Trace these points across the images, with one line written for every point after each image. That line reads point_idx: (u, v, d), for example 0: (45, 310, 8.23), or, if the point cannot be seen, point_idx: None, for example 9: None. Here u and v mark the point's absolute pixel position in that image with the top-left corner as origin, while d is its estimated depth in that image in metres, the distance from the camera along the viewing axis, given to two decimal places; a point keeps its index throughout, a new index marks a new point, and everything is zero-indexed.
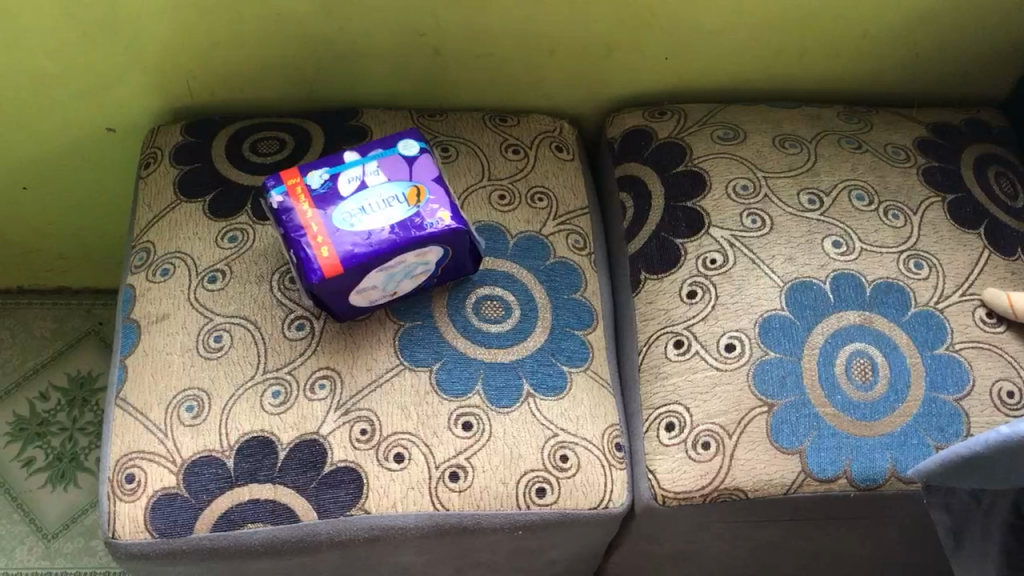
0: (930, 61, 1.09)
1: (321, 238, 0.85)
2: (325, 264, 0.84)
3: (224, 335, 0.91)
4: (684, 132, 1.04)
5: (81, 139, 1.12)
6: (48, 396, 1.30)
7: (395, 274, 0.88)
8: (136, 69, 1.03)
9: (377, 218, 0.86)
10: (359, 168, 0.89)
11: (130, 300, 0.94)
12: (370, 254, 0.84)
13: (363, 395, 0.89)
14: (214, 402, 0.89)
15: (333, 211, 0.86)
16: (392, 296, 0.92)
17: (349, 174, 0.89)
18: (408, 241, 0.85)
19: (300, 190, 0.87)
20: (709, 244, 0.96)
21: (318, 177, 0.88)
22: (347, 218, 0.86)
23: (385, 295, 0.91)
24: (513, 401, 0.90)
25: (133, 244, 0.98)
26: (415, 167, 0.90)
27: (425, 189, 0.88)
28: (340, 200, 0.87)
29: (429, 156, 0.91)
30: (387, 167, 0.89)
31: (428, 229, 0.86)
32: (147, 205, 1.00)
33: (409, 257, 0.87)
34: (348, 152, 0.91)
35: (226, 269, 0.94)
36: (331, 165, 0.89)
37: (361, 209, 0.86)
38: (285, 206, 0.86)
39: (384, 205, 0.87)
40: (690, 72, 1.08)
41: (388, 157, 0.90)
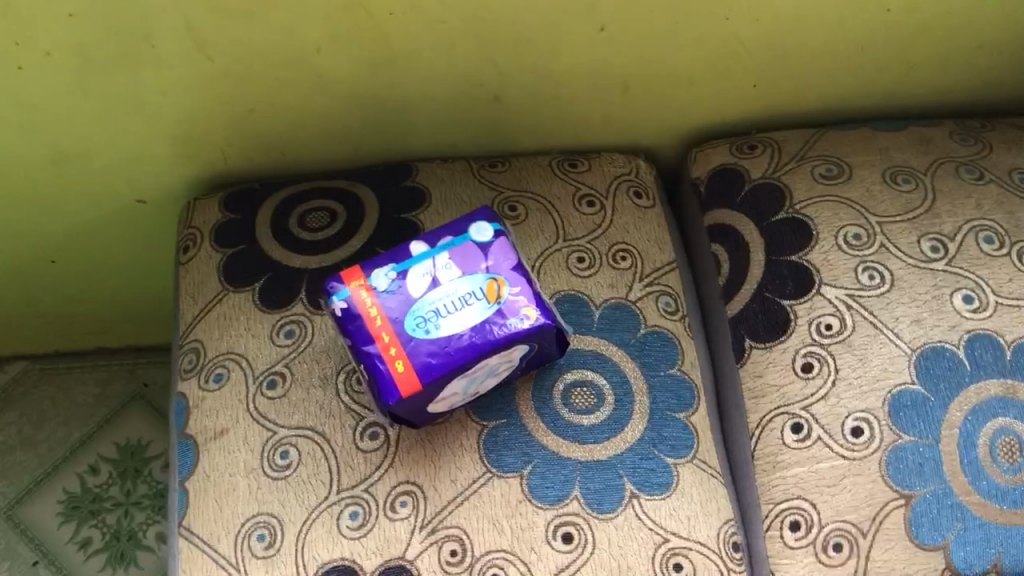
0: None
1: (394, 351, 0.75)
2: (402, 380, 0.74)
3: (291, 450, 0.83)
4: (780, 169, 0.93)
5: (110, 211, 1.02)
6: (98, 469, 1.22)
7: (477, 376, 0.78)
8: (164, 140, 0.93)
9: (456, 321, 0.76)
10: (429, 262, 0.79)
11: (184, 412, 0.86)
12: (451, 364, 0.74)
13: (449, 510, 0.80)
14: (288, 527, 0.80)
15: (405, 317, 0.76)
16: (473, 395, 0.82)
17: (419, 269, 0.79)
18: (493, 344, 0.75)
19: (365, 294, 0.77)
20: (822, 306, 0.85)
21: (385, 276, 0.78)
22: (421, 322, 0.76)
23: (467, 396, 0.81)
24: (617, 504, 0.81)
25: (180, 342, 0.89)
26: (492, 256, 0.79)
27: (506, 281, 0.78)
28: (413, 302, 0.77)
29: (506, 240, 0.80)
30: (460, 257, 0.79)
31: (515, 328, 0.76)
32: (190, 297, 0.91)
33: (494, 359, 0.77)
34: (414, 242, 0.80)
35: (286, 371, 0.85)
36: (397, 260, 0.79)
37: (437, 311, 0.76)
38: (351, 312, 0.77)
39: (461, 304, 0.77)
40: (781, 98, 0.96)
41: (460, 245, 0.80)
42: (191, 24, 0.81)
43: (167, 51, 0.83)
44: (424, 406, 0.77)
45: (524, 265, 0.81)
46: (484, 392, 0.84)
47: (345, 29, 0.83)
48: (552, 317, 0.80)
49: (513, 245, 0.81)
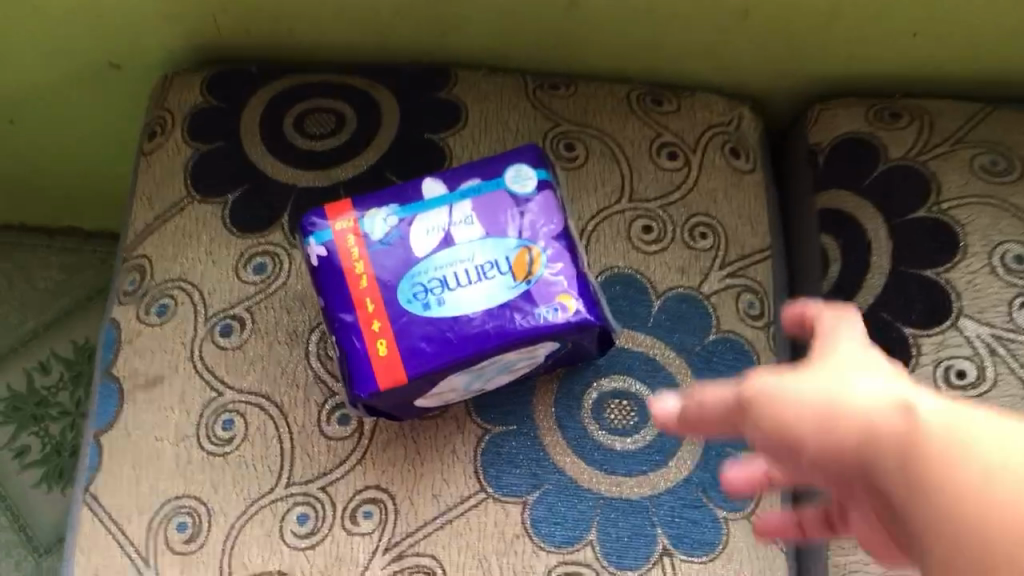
0: None
1: (378, 324, 0.56)
2: (380, 367, 0.55)
3: (236, 421, 0.64)
4: (928, 151, 0.70)
5: (77, 72, 0.82)
6: (48, 368, 1.05)
7: (485, 371, 0.59)
8: None
9: (466, 301, 0.56)
10: (444, 211, 0.58)
11: (112, 346, 0.67)
12: (449, 358, 0.55)
13: (424, 533, 0.62)
14: (217, 519, 0.62)
15: (400, 281, 0.57)
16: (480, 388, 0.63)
17: (428, 219, 0.58)
18: (510, 341, 0.55)
19: (353, 242, 0.57)
20: (956, 345, 0.64)
21: (383, 222, 0.58)
22: (419, 295, 0.56)
23: (472, 391, 0.62)
24: (641, 560, 0.62)
25: (124, 255, 0.70)
26: (530, 216, 0.58)
27: (542, 254, 0.57)
28: (413, 263, 0.57)
29: (552, 195, 0.59)
30: (486, 210, 0.58)
31: (543, 322, 0.55)
32: (146, 198, 0.71)
33: (511, 355, 0.57)
34: (428, 180, 0.60)
35: (247, 317, 0.66)
36: (402, 201, 0.59)
37: (444, 281, 0.57)
38: (329, 264, 0.57)
39: (477, 279, 0.57)
40: (944, 57, 0.72)
41: (489, 194, 0.59)
42: None
43: None
44: (410, 400, 0.58)
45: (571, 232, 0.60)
46: (496, 384, 0.65)
47: None
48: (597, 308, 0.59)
49: (562, 202, 0.60)
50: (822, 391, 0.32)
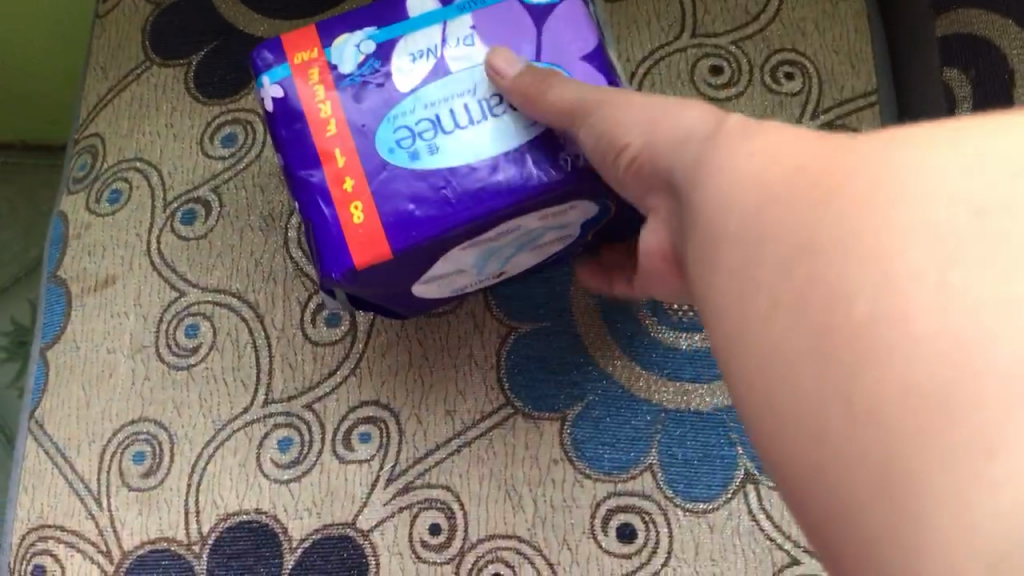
0: None
1: (350, 182, 0.39)
2: (356, 239, 0.38)
3: (202, 326, 0.52)
4: None
5: None
6: None
7: (505, 245, 0.43)
8: None
9: (468, 148, 0.39)
10: (438, 33, 0.41)
11: (60, 242, 0.55)
12: (447, 223, 0.38)
13: (436, 460, 0.49)
14: (181, 448, 0.50)
15: (379, 124, 0.40)
16: (496, 273, 0.47)
17: (416, 42, 0.41)
18: (529, 197, 0.39)
19: (317, 78, 0.41)
20: None
21: (353, 49, 0.41)
22: (405, 144, 0.39)
23: (487, 275, 0.46)
24: (717, 490, 0.47)
25: (76, 135, 0.58)
26: (553, 33, 0.41)
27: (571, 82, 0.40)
28: (394, 100, 0.40)
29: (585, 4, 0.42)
30: (495, 29, 0.41)
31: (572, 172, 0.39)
32: (99, 68, 0.59)
33: (534, 221, 0.41)
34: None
35: (214, 199, 0.54)
36: (378, 21, 0.41)
37: (436, 122, 0.40)
38: (289, 107, 0.40)
39: (482, 118, 0.40)
40: None
41: (497, 6, 0.42)
42: None
43: None
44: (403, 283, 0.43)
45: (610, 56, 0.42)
46: (517, 270, 0.49)
47: None
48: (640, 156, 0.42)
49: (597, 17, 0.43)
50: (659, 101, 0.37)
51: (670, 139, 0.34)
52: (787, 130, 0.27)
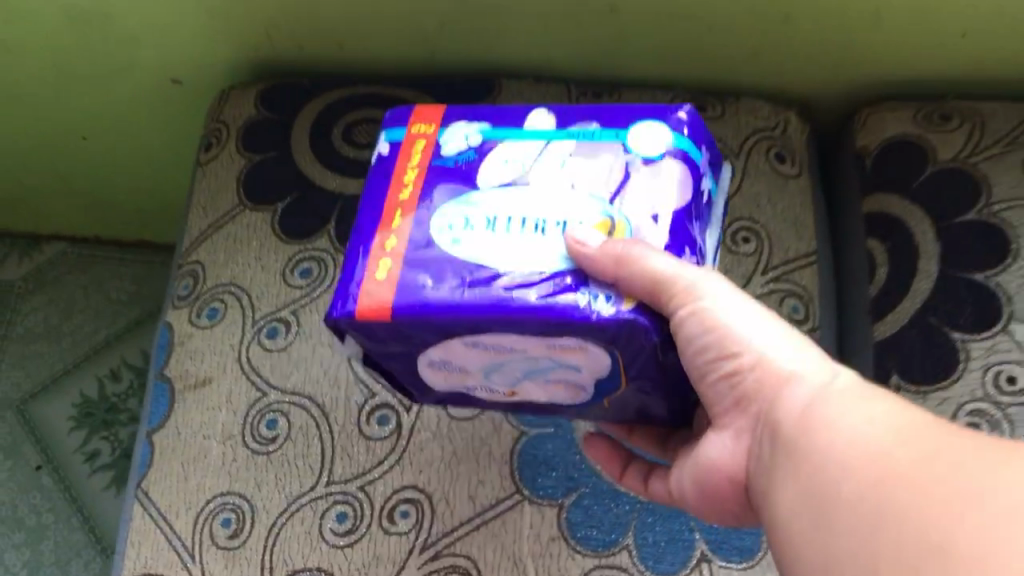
0: None
1: (393, 236, 0.48)
2: (370, 287, 0.47)
3: (280, 420, 0.66)
4: (979, 153, 0.69)
5: (143, 89, 0.86)
6: (119, 375, 1.09)
7: (509, 360, 0.49)
8: (197, 13, 0.76)
9: (498, 246, 0.47)
10: (536, 153, 0.50)
11: (167, 347, 0.70)
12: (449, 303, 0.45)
13: (459, 533, 0.62)
14: (259, 516, 0.64)
15: (449, 203, 0.49)
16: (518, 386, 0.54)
17: (514, 156, 0.50)
18: (533, 311, 0.44)
19: (420, 149, 0.52)
20: (1005, 348, 0.63)
21: (464, 137, 0.51)
22: (461, 230, 0.47)
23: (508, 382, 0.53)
24: (678, 565, 0.61)
25: (180, 261, 0.73)
26: (635, 182, 0.48)
27: (626, 228, 0.47)
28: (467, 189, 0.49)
29: (686, 163, 0.48)
30: (588, 161, 0.49)
31: (577, 308, 0.44)
32: (202, 207, 0.74)
33: (539, 349, 0.47)
34: (540, 117, 0.52)
35: (292, 320, 0.69)
36: (495, 124, 0.52)
37: (491, 220, 0.48)
38: (382, 163, 0.52)
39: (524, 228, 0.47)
40: (991, 64, 0.71)
41: (603, 143, 0.50)
42: None
43: None
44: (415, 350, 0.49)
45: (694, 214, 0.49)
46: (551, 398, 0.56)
47: None
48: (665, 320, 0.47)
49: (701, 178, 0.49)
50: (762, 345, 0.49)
51: (761, 383, 0.48)
52: (869, 421, 0.41)
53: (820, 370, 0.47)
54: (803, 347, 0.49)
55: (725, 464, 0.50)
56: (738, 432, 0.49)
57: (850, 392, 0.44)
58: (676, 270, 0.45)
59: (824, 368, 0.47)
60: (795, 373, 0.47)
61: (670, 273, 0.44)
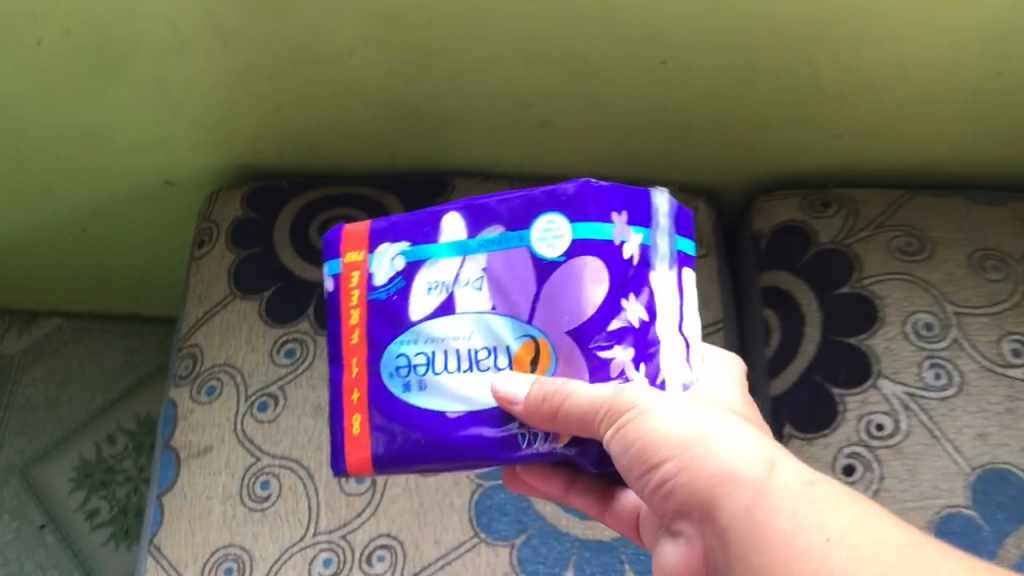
0: None
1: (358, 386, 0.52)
2: (351, 445, 0.52)
3: (272, 481, 0.78)
4: (853, 235, 0.82)
5: (137, 190, 0.97)
6: (114, 439, 1.19)
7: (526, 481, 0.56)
8: (189, 129, 0.88)
9: (444, 392, 0.51)
10: (453, 268, 0.51)
11: (171, 421, 0.81)
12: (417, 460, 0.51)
13: (428, 571, 0.74)
14: (256, 563, 0.75)
15: (391, 343, 0.52)
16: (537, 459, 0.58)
17: (435, 274, 0.51)
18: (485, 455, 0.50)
19: (356, 282, 0.53)
20: (875, 402, 0.75)
21: (389, 262, 0.52)
22: (402, 372, 0.52)
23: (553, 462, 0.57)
24: None
25: (180, 345, 0.84)
26: (551, 291, 0.49)
27: (550, 344, 0.50)
28: (405, 325, 0.52)
29: (598, 258, 0.48)
30: (504, 267, 0.50)
31: (518, 449, 0.50)
32: (197, 297, 0.86)
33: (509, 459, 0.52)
34: (451, 217, 0.52)
35: (279, 394, 0.80)
36: (415, 240, 0.52)
37: (430, 363, 0.51)
38: (332, 298, 0.54)
39: (466, 368, 0.51)
40: (864, 158, 0.85)
41: (511, 249, 0.50)
42: (212, 12, 0.75)
43: (190, 41, 0.78)
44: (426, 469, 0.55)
45: (624, 296, 0.48)
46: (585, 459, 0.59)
47: (378, 34, 0.76)
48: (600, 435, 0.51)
49: (622, 254, 0.48)
50: (688, 430, 0.46)
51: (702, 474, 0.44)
52: (827, 503, 0.40)
53: (757, 454, 0.44)
54: (735, 428, 0.46)
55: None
56: (679, 539, 0.46)
57: (794, 495, 0.41)
58: (611, 392, 0.47)
59: (755, 449, 0.44)
60: (733, 462, 0.44)
61: (610, 397, 0.46)
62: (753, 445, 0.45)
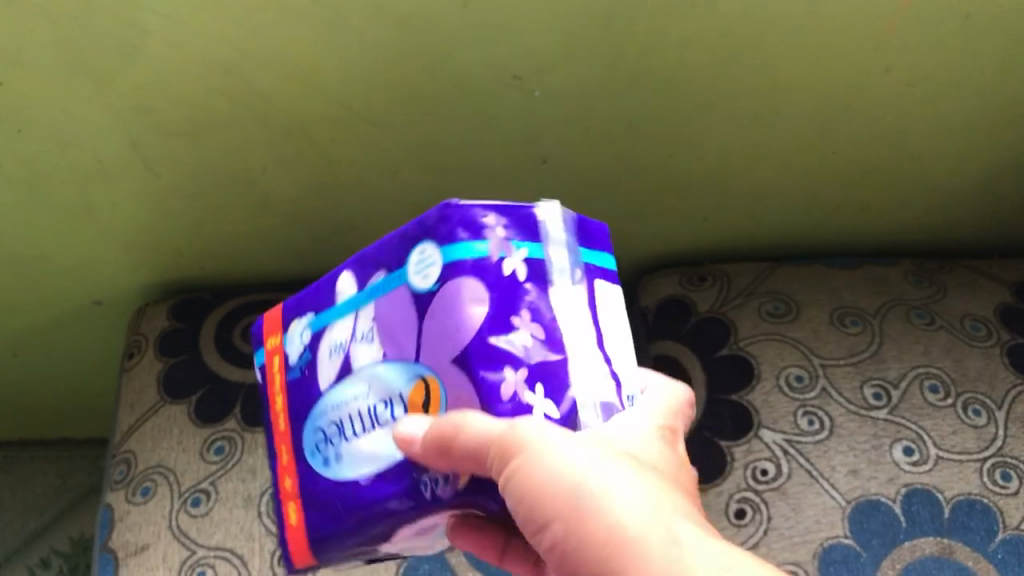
0: (1007, 222, 0.95)
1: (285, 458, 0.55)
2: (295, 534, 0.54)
3: (207, 572, 0.80)
4: (727, 304, 0.92)
5: (66, 313, 1.02)
6: (49, 563, 1.15)
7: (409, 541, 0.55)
8: (115, 249, 0.94)
9: (359, 455, 0.51)
10: (343, 328, 0.53)
11: (108, 524, 0.84)
12: (335, 529, 0.51)
13: None
14: None
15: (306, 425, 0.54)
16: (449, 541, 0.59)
17: (332, 343, 0.54)
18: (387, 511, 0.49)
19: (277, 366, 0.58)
20: (758, 450, 0.83)
21: (299, 339, 0.56)
22: (320, 450, 0.53)
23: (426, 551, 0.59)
24: None
25: (114, 451, 0.89)
26: (434, 322, 0.47)
27: (437, 380, 0.47)
28: (318, 399, 0.54)
29: (468, 271, 0.46)
30: (389, 306, 0.50)
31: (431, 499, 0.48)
32: (129, 405, 0.91)
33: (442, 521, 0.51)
34: (341, 278, 0.54)
35: (211, 489, 0.85)
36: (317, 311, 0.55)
37: (342, 429, 0.52)
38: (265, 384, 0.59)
39: (368, 427, 0.51)
40: (731, 234, 0.95)
41: (394, 290, 0.50)
42: (135, 140, 0.83)
43: (114, 167, 0.85)
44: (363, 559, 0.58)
45: (516, 314, 0.46)
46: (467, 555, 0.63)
47: (287, 151, 0.85)
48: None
49: (502, 269, 0.46)
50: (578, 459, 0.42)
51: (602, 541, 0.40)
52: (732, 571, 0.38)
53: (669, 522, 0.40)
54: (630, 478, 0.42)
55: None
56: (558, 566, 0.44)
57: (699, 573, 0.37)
58: (497, 427, 0.43)
59: (650, 500, 0.41)
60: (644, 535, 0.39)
61: (500, 433, 0.42)
62: (651, 497, 0.41)
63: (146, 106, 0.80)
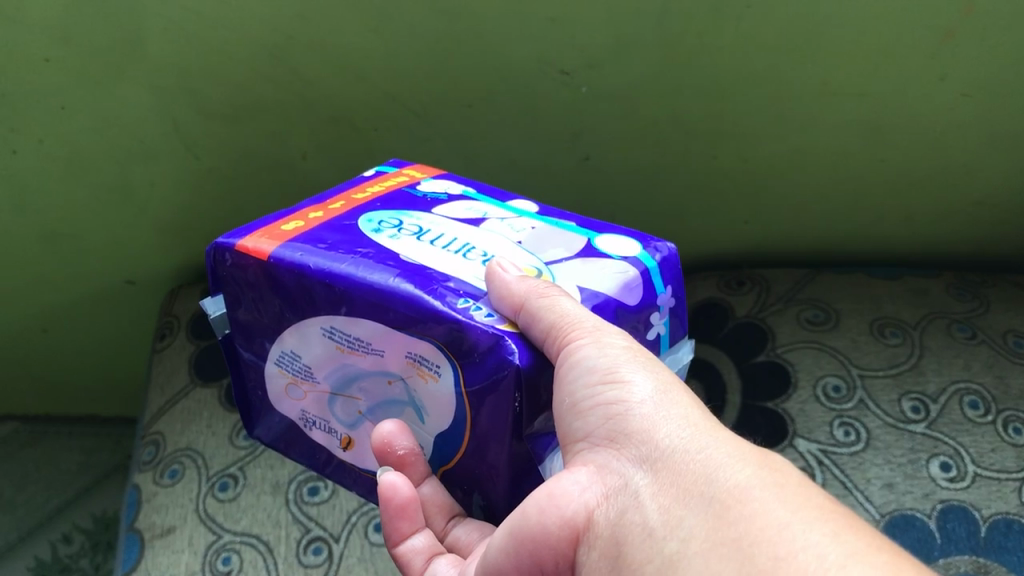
0: None
1: (321, 213, 0.55)
2: (271, 234, 0.52)
3: (233, 557, 0.79)
4: (765, 310, 0.91)
5: (100, 293, 1.02)
6: (71, 539, 1.13)
7: (330, 382, 0.53)
8: (152, 229, 0.94)
9: (407, 247, 0.50)
10: (499, 212, 0.56)
11: (135, 505, 0.83)
12: (324, 268, 0.47)
13: None
14: None
15: (388, 211, 0.55)
16: (312, 400, 0.55)
17: (475, 208, 0.56)
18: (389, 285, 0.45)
19: (395, 182, 0.61)
20: (793, 459, 0.80)
21: (444, 189, 0.59)
22: (378, 224, 0.52)
23: (293, 372, 0.54)
24: None
25: (143, 432, 0.89)
26: (589, 263, 0.50)
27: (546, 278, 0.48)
28: (422, 210, 0.55)
29: (646, 283, 0.50)
30: (552, 232, 0.53)
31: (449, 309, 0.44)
32: (159, 386, 0.92)
33: (400, 364, 0.48)
34: (527, 202, 0.58)
35: (239, 474, 0.84)
36: (482, 194, 0.59)
37: (415, 228, 0.52)
38: (374, 179, 0.62)
39: (443, 242, 0.51)
40: (770, 238, 0.95)
41: (572, 234, 0.53)
42: (178, 120, 0.83)
43: (156, 146, 0.85)
44: (264, 322, 0.53)
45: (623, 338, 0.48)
46: (288, 412, 0.57)
47: (329, 138, 0.85)
48: (535, 403, 0.44)
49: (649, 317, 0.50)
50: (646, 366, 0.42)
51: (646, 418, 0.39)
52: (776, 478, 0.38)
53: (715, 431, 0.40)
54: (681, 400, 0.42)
55: (564, 502, 0.39)
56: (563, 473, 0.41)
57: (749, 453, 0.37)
58: (582, 313, 0.43)
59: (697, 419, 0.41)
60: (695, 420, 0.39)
61: (589, 318, 0.43)
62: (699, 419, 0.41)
63: (190, 86, 0.80)
